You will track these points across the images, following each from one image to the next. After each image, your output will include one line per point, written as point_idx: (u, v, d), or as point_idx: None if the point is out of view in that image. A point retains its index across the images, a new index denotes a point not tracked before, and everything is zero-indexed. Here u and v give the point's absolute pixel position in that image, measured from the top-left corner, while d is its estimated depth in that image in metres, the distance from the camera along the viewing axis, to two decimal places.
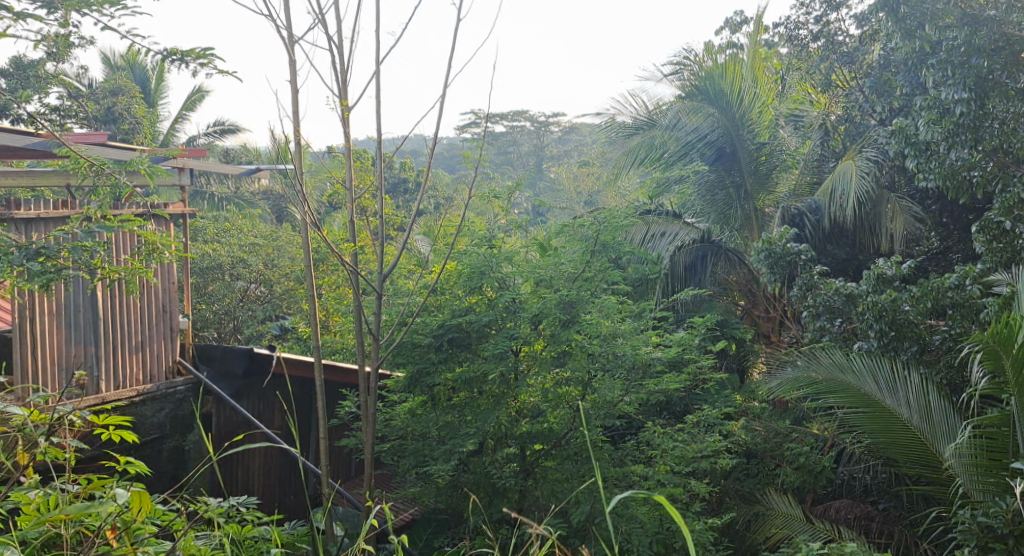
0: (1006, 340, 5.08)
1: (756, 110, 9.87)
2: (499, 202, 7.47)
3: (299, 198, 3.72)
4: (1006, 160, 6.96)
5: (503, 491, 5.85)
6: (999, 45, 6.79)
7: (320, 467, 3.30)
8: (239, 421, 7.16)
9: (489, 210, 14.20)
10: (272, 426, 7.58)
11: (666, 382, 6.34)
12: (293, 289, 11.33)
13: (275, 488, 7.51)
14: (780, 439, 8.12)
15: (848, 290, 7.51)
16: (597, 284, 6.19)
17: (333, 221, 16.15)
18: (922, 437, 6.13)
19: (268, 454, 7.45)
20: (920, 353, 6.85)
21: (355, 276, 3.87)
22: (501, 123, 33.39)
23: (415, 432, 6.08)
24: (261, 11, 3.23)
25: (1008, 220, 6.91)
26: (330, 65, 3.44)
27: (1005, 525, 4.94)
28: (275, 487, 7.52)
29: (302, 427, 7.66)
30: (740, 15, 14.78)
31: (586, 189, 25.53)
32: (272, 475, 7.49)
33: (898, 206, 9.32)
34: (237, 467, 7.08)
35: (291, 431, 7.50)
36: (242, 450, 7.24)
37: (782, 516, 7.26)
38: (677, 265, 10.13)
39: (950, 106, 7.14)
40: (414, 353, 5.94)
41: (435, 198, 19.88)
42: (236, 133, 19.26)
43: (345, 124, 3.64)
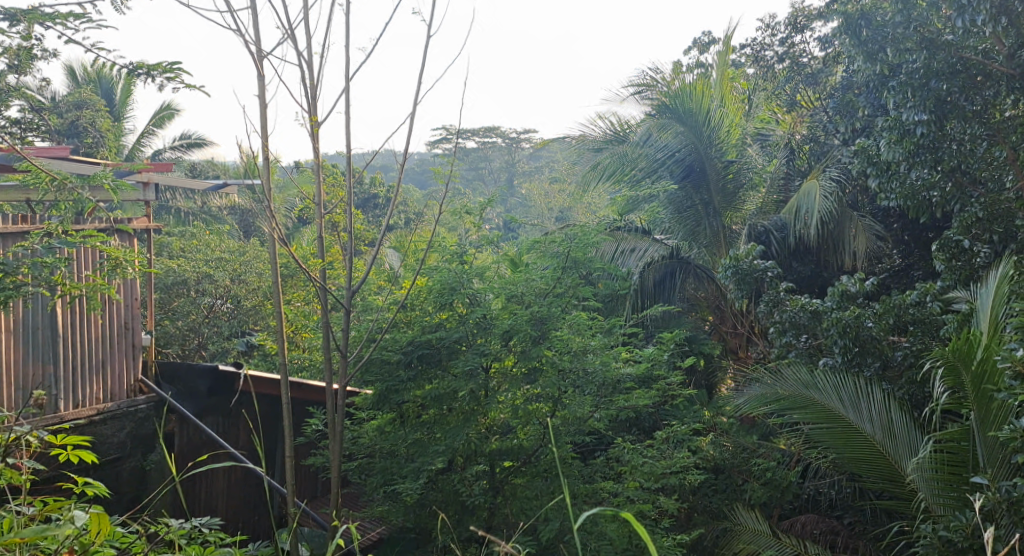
0: (966, 355, 5.26)
1: (723, 129, 10.06)
2: (470, 218, 7.48)
3: (267, 215, 3.73)
4: (964, 180, 7.18)
5: (473, 509, 5.83)
6: (957, 68, 6.96)
7: (286, 486, 3.30)
8: (202, 441, 7.07)
9: (459, 226, 14.24)
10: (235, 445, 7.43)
11: (635, 398, 6.43)
12: (261, 304, 11.23)
13: (241, 508, 7.43)
14: (748, 455, 8.21)
15: (814, 306, 7.61)
16: (568, 300, 6.29)
17: (302, 237, 16.06)
18: (885, 452, 6.24)
19: (232, 473, 7.36)
20: (882, 369, 6.98)
21: (324, 293, 3.89)
22: (472, 139, 33.46)
23: (383, 449, 6.06)
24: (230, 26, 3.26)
25: (966, 239, 7.14)
26: (299, 80, 3.51)
27: (965, 539, 5.02)
28: (240, 508, 7.42)
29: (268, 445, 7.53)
30: (707, 36, 15.03)
31: (557, 205, 25.60)
32: (237, 494, 7.41)
33: (861, 224, 9.47)
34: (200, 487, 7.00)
35: (256, 452, 7.38)
36: (205, 470, 7.16)
37: (750, 532, 7.24)
38: (646, 281, 10.11)
39: (910, 127, 7.27)
40: (384, 370, 5.92)
41: (405, 214, 19.83)
42: (202, 147, 19.09)
43: (314, 140, 3.68)
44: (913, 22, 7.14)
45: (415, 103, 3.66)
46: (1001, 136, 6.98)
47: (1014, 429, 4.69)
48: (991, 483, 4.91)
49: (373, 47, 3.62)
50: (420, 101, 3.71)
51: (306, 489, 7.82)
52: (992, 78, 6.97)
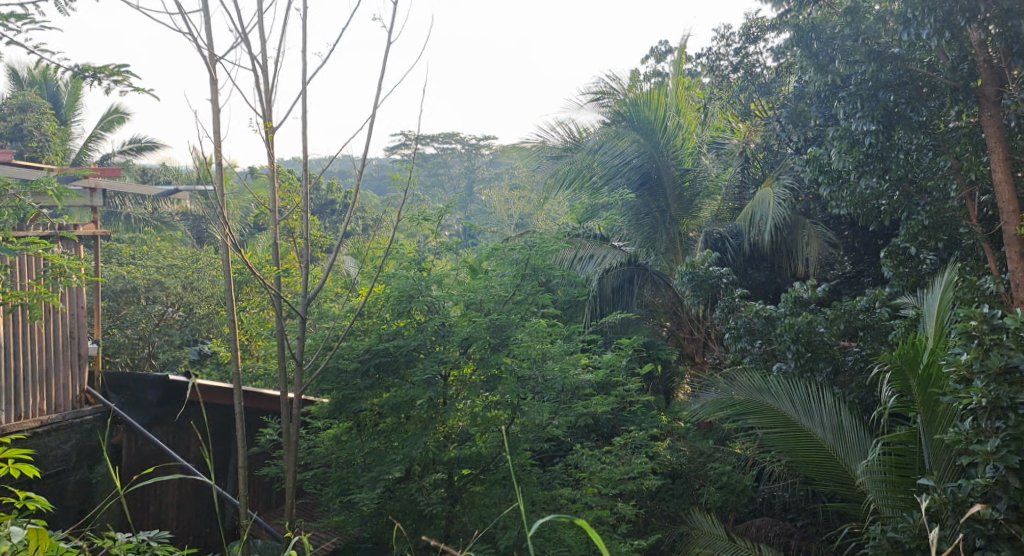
0: (913, 360, 5.43)
1: (678, 138, 10.20)
2: (429, 225, 7.46)
3: (220, 221, 3.69)
4: (911, 189, 7.38)
5: (430, 518, 5.81)
6: (904, 80, 7.08)
7: (239, 497, 3.29)
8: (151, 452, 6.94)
9: (416, 232, 14.20)
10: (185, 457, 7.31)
11: (594, 405, 6.51)
12: (214, 312, 11.08)
13: (188, 520, 7.29)
14: (704, 459, 8.30)
15: (767, 312, 7.73)
16: (527, 307, 6.31)
17: (256, 243, 15.87)
18: (836, 454, 6.37)
19: (182, 485, 7.23)
20: (834, 374, 7.15)
21: (279, 300, 3.89)
22: (431, 145, 33.41)
23: (339, 459, 6.01)
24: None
25: (914, 246, 7.42)
26: (254, 84, 3.51)
27: (912, 539, 5.16)
28: (191, 520, 7.31)
29: (217, 456, 7.34)
30: (664, 45, 15.19)
31: (517, 211, 25.65)
32: (188, 506, 7.29)
33: (813, 231, 9.67)
34: (149, 499, 6.88)
35: (208, 464, 7.25)
36: (154, 483, 7.02)
37: (707, 536, 7.27)
38: (605, 287, 10.29)
39: (859, 137, 7.36)
40: (340, 379, 5.87)
41: (363, 220, 19.72)
42: (153, 151, 18.80)
43: (270, 146, 3.67)
44: (862, 35, 7.11)
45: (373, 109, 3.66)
46: (946, 146, 7.26)
47: (957, 432, 4.82)
48: (935, 485, 5.05)
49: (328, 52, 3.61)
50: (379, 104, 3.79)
51: (259, 499, 7.71)
52: (936, 90, 7.17)
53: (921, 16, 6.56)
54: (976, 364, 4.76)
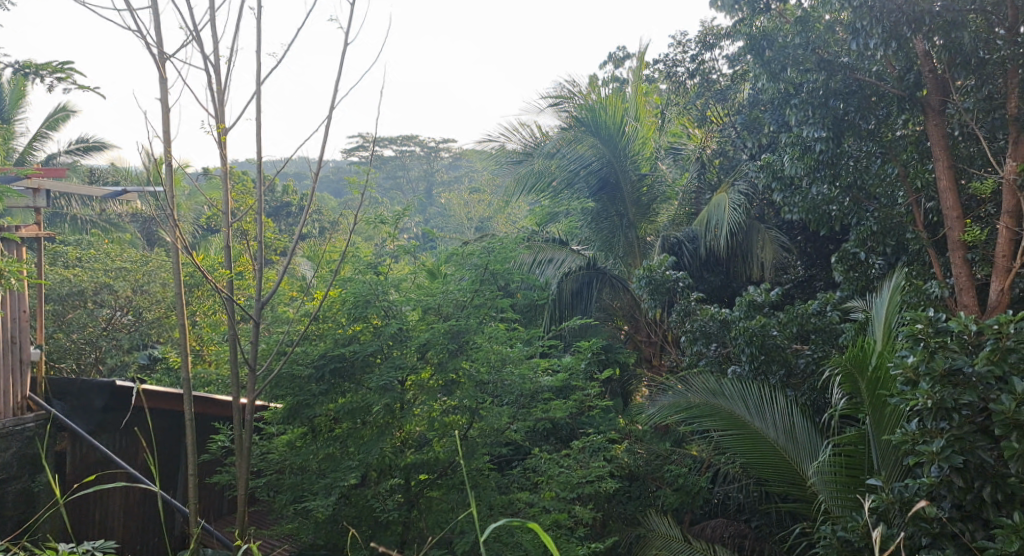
0: (862, 362, 5.53)
1: (636, 143, 10.26)
2: (386, 228, 7.45)
3: (170, 222, 3.63)
4: (861, 196, 7.54)
5: (386, 524, 5.79)
6: (853, 89, 7.21)
7: (189, 504, 3.26)
8: (95, 460, 6.80)
9: (372, 234, 14.16)
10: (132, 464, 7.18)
11: (553, 409, 6.69)
12: (164, 317, 10.91)
13: (135, 530, 7.16)
14: (660, 461, 8.38)
15: (722, 316, 7.85)
16: (486, 311, 6.32)
17: (209, 246, 15.65)
18: (787, 455, 6.48)
19: (128, 494, 7.12)
20: (787, 376, 7.30)
21: (232, 304, 3.83)
22: (389, 148, 33.27)
23: (294, 465, 5.94)
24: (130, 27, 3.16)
25: (863, 251, 7.59)
26: (204, 83, 3.45)
27: (861, 538, 5.28)
28: (138, 529, 7.19)
29: (163, 463, 7.17)
30: (622, 51, 15.33)
31: (476, 215, 25.61)
32: (135, 515, 7.18)
33: (767, 236, 9.85)
34: (93, 509, 6.76)
35: (154, 471, 7.12)
36: (99, 492, 6.90)
37: (662, 538, 7.35)
38: (564, 292, 10.21)
39: (811, 143, 7.45)
40: (293, 385, 5.76)
41: (319, 223, 19.55)
42: (100, 151, 18.46)
43: (223, 147, 3.63)
44: (812, 44, 7.23)
45: (329, 109, 3.63)
46: (892, 153, 7.41)
47: (904, 433, 4.94)
48: (883, 484, 5.15)
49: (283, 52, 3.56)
50: (337, 106, 3.67)
51: (210, 507, 7.60)
52: (884, 99, 7.31)
53: (870, 26, 6.66)
54: (922, 366, 4.88)
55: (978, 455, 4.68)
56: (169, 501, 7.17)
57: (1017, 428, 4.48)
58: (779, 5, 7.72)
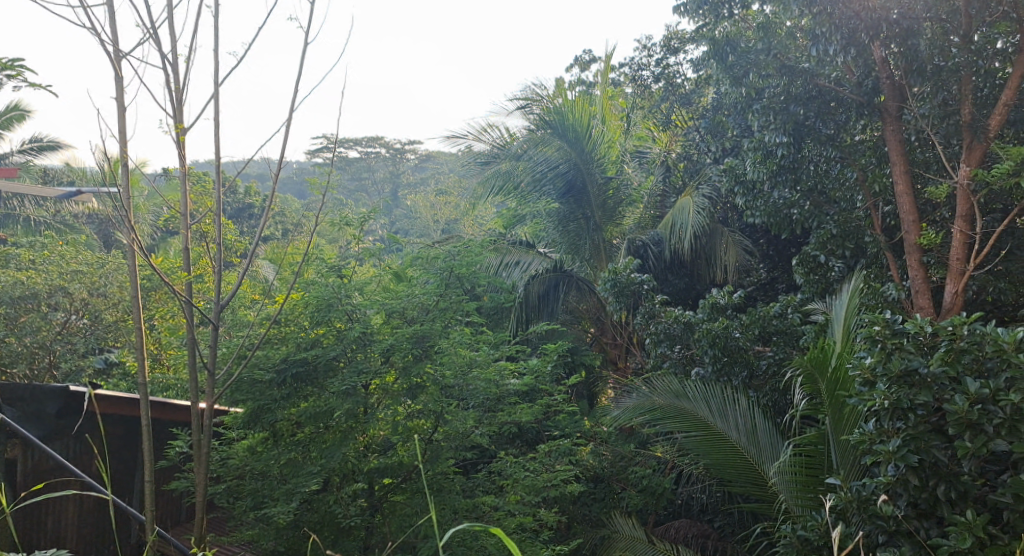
0: (822, 363, 5.64)
1: (603, 146, 10.20)
2: (350, 230, 7.40)
3: (126, 224, 3.56)
4: (821, 200, 7.66)
5: (348, 529, 5.76)
6: (813, 95, 7.36)
7: (145, 513, 3.21)
8: (48, 467, 6.68)
9: (334, 236, 14.15)
10: (87, 471, 7.06)
11: (518, 412, 6.76)
12: (121, 320, 10.76)
13: (90, 539, 7.03)
14: (625, 463, 8.40)
15: (687, 318, 7.92)
16: (451, 314, 6.35)
17: (168, 247, 15.44)
18: (749, 456, 6.56)
19: (82, 502, 7.01)
20: (749, 378, 7.39)
21: (191, 306, 3.79)
22: (354, 149, 33.11)
23: (254, 471, 5.86)
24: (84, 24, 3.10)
25: (823, 254, 7.68)
26: (162, 82, 3.40)
27: (820, 537, 5.36)
28: (92, 538, 7.07)
29: (119, 470, 7.05)
30: (588, 54, 15.42)
31: (443, 217, 25.55)
32: (89, 524, 7.07)
33: (731, 239, 9.96)
34: (45, 520, 6.66)
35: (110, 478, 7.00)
36: (52, 500, 6.80)
37: (626, 539, 7.40)
38: (531, 294, 10.27)
39: (772, 148, 7.61)
40: (255, 389, 5.73)
41: (282, 224, 19.37)
42: (55, 151, 18.17)
43: (181, 148, 3.59)
44: (773, 50, 7.26)
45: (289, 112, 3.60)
46: (851, 158, 7.50)
47: (861, 433, 5.02)
48: (842, 483, 5.22)
49: (243, 53, 3.53)
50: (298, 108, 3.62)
51: (167, 516, 7.48)
52: (843, 104, 7.44)
53: (829, 33, 6.84)
54: (879, 367, 4.97)
55: (933, 454, 4.76)
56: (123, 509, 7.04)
57: (970, 428, 4.57)
58: (742, 10, 7.82)
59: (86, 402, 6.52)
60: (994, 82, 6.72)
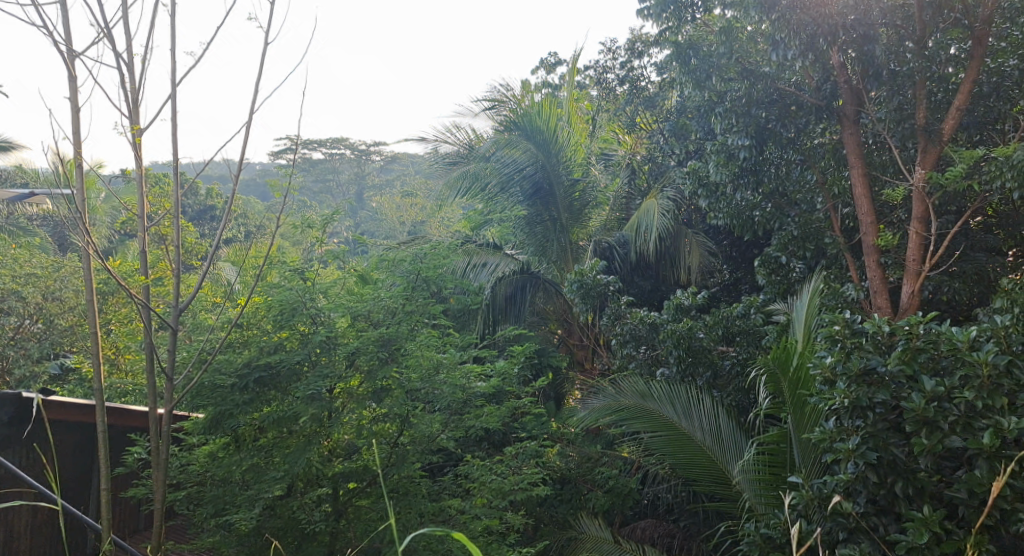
0: (784, 363, 5.72)
1: (570, 148, 10.21)
2: (314, 233, 7.36)
3: (80, 227, 3.49)
4: (782, 202, 7.73)
5: (313, 535, 5.72)
6: (773, 98, 7.44)
7: (101, 522, 3.16)
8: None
9: (295, 238, 14.04)
10: (41, 479, 6.92)
11: (485, 415, 6.78)
12: (77, 324, 10.57)
13: (43, 549, 6.90)
14: (592, 464, 8.43)
15: (652, 319, 7.99)
16: (418, 317, 6.32)
17: (124, 250, 15.17)
18: (713, 455, 6.63)
19: (35, 511, 6.86)
20: (713, 378, 7.46)
21: (149, 310, 3.73)
22: (318, 151, 32.85)
23: (216, 477, 5.78)
24: (35, 23, 3.04)
25: (784, 255, 7.75)
26: (117, 83, 3.34)
27: (783, 535, 5.42)
28: (45, 547, 6.93)
29: (74, 478, 6.90)
30: (554, 57, 15.45)
31: (409, 220, 25.46)
32: (43, 533, 6.92)
33: (694, 241, 10.05)
34: None
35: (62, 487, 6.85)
36: (4, 509, 6.66)
37: (592, 540, 7.44)
38: (498, 296, 10.26)
39: (735, 151, 7.63)
40: (215, 394, 5.56)
41: (245, 227, 19.16)
42: (8, 152, 17.78)
43: (137, 149, 3.53)
44: (735, 53, 7.43)
45: (248, 113, 3.55)
46: (811, 161, 7.64)
47: (823, 432, 5.09)
48: (804, 481, 5.26)
49: (201, 52, 3.47)
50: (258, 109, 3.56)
51: (124, 524, 7.36)
52: (803, 108, 7.50)
53: (788, 38, 6.88)
54: (839, 366, 5.05)
55: (891, 452, 4.85)
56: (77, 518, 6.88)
57: (926, 425, 4.65)
58: (704, 14, 7.90)
59: (34, 410, 6.26)
60: (948, 88, 6.84)
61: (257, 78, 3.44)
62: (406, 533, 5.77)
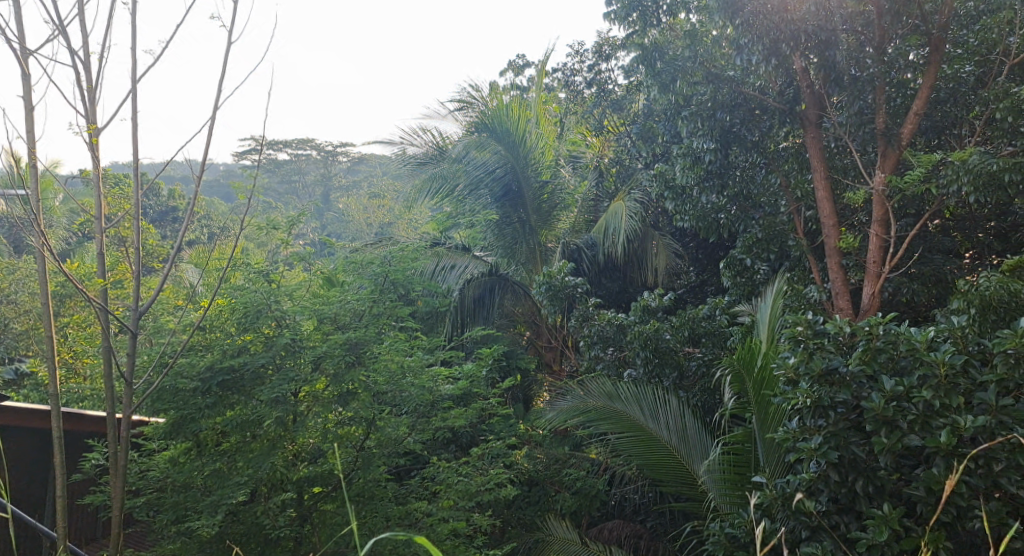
0: (749, 363, 5.80)
1: (538, 150, 10.23)
2: (278, 235, 7.31)
3: (36, 229, 3.41)
4: (746, 205, 7.79)
5: (276, 541, 5.63)
6: (738, 102, 7.51)
7: (57, 528, 3.11)
8: None
9: (258, 240, 13.90)
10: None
11: (452, 418, 6.79)
12: (32, 328, 10.35)
13: None
14: (559, 466, 8.42)
15: (619, 320, 8.01)
16: (385, 319, 6.39)
17: (81, 253, 14.90)
18: (679, 455, 6.69)
19: None
20: (679, 379, 7.51)
21: (107, 313, 3.66)
22: (284, 152, 32.57)
23: (176, 482, 5.68)
24: None
25: (749, 257, 7.76)
26: (73, 80, 3.29)
27: (747, 534, 5.48)
28: None
29: (29, 485, 6.77)
30: (522, 59, 15.48)
31: (375, 221, 25.36)
32: None
33: (661, 243, 10.12)
34: None
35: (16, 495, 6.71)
36: None
37: (560, 542, 7.43)
38: (466, 298, 10.19)
39: (700, 154, 7.70)
40: (177, 398, 5.43)
41: (206, 229, 18.93)
42: None
43: (94, 149, 3.48)
44: (700, 57, 7.48)
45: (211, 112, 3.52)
46: (775, 163, 7.72)
47: (786, 432, 5.13)
48: (768, 481, 5.31)
49: (161, 50, 3.43)
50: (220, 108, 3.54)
51: (80, 531, 7.23)
52: (767, 112, 7.61)
53: (751, 43, 6.95)
54: (802, 366, 5.10)
55: (852, 450, 4.91)
56: (31, 526, 6.74)
57: (887, 424, 4.71)
58: (669, 18, 7.96)
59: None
60: (905, 92, 7.02)
61: (219, 77, 3.41)
62: (366, 538, 5.72)
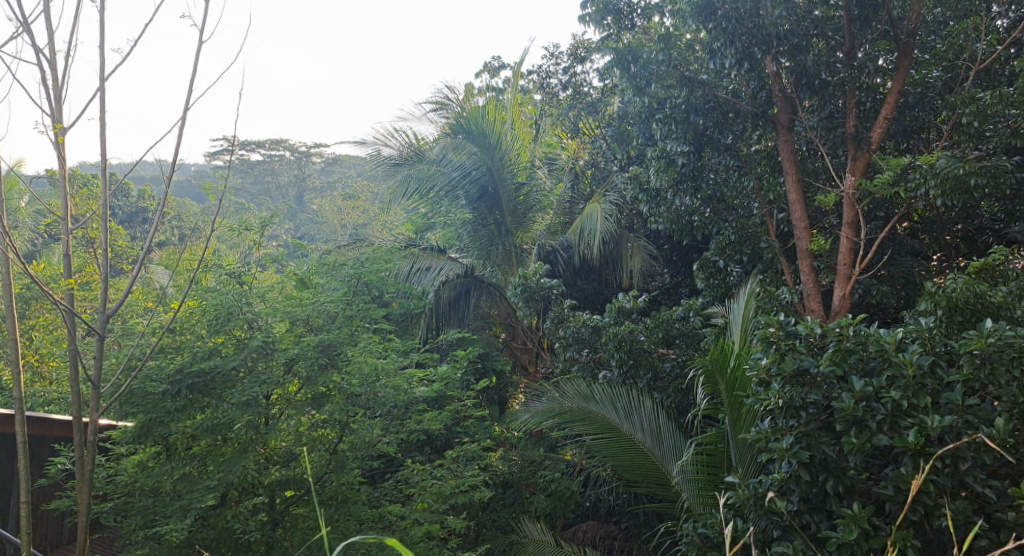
0: (721, 363, 5.82)
1: (514, 152, 10.22)
2: (250, 236, 7.24)
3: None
4: (720, 207, 7.81)
5: (248, 543, 5.63)
6: (711, 105, 7.56)
7: (21, 535, 3.06)
8: None
9: (229, 241, 13.76)
10: None
11: (427, 420, 6.74)
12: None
13: None
14: (534, 468, 8.41)
15: (594, 322, 8.02)
16: (358, 321, 6.33)
17: (46, 254, 14.66)
18: (653, 456, 6.71)
19: None
20: (653, 380, 7.53)
21: (74, 316, 3.61)
22: (258, 153, 32.33)
23: (145, 486, 5.62)
24: None
25: (722, 259, 7.88)
26: (38, 79, 3.25)
27: (719, 534, 5.51)
28: None
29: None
30: (498, 61, 15.47)
31: (350, 222, 25.25)
32: None
33: (636, 245, 10.15)
34: None
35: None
36: None
37: (533, 542, 7.50)
38: (441, 300, 10.14)
39: (674, 157, 7.75)
40: (146, 401, 5.39)
41: (176, 230, 18.74)
42: None
43: (60, 149, 3.44)
44: (673, 61, 7.53)
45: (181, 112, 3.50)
46: (748, 166, 7.73)
47: (758, 432, 5.15)
48: (741, 480, 5.33)
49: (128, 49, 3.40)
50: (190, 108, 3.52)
51: (46, 537, 7.12)
52: (740, 115, 7.66)
53: (724, 46, 6.92)
54: (774, 367, 5.13)
55: (823, 450, 4.96)
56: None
57: (856, 424, 4.75)
58: (643, 22, 8.00)
59: None
60: (875, 97, 7.08)
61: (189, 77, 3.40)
62: (338, 541, 5.73)
